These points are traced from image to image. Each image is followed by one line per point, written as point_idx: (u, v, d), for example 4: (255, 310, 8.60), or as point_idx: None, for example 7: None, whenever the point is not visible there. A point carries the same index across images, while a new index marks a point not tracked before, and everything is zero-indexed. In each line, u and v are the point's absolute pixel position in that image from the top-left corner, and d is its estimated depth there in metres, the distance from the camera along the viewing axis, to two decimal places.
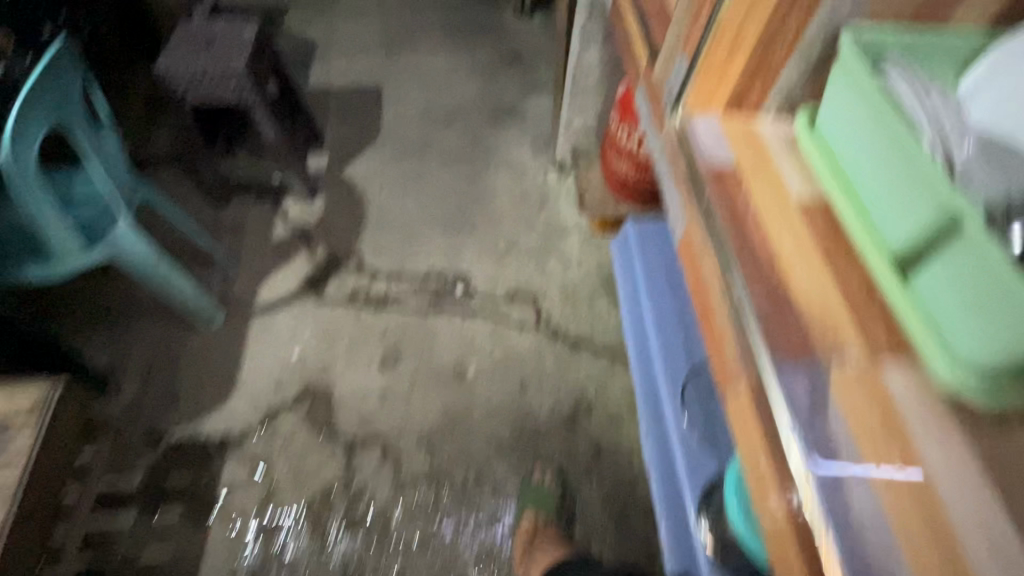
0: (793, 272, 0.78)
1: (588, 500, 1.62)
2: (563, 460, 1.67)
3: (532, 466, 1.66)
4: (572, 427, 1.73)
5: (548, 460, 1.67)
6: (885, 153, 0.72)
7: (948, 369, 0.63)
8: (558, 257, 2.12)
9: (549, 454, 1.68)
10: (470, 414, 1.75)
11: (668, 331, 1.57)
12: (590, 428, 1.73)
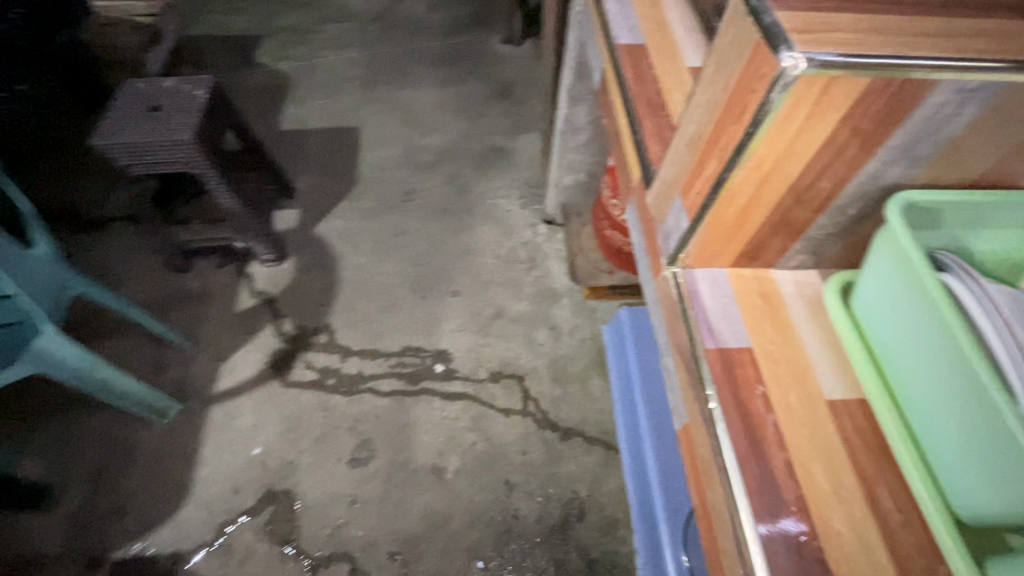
0: (827, 516, 0.60)
1: None
2: None
3: None
4: (562, 535, 1.55)
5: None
6: (952, 387, 0.55)
7: None
8: (548, 326, 1.91)
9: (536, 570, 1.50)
10: (448, 521, 1.57)
11: (667, 441, 1.38)
12: (582, 536, 1.55)
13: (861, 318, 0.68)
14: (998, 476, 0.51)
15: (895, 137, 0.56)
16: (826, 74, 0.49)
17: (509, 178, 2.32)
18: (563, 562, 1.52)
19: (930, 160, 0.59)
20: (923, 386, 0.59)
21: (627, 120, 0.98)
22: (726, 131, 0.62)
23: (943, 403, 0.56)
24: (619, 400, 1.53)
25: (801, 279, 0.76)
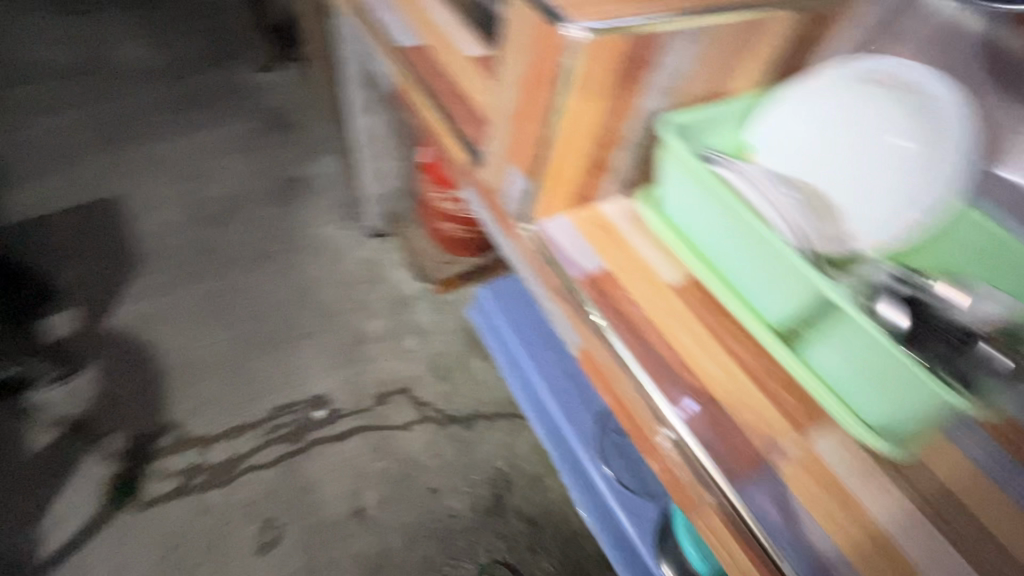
0: (701, 366, 0.78)
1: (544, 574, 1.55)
2: (504, 549, 1.58)
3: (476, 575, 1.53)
4: (499, 510, 1.63)
5: (490, 560, 1.56)
6: (743, 239, 0.77)
7: (866, 432, 0.70)
8: (413, 331, 1.93)
9: (489, 552, 1.57)
10: (388, 553, 1.54)
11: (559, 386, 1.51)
12: (517, 502, 1.65)
13: (672, 216, 0.89)
14: (787, 287, 0.74)
15: (650, 76, 0.74)
16: (599, 40, 0.65)
17: (319, 203, 2.22)
18: (508, 533, 1.60)
19: (675, 89, 0.79)
20: (728, 249, 0.80)
21: (437, 113, 1.06)
22: (537, 100, 0.75)
23: (744, 254, 0.78)
24: (507, 369, 1.63)
25: (620, 200, 0.93)
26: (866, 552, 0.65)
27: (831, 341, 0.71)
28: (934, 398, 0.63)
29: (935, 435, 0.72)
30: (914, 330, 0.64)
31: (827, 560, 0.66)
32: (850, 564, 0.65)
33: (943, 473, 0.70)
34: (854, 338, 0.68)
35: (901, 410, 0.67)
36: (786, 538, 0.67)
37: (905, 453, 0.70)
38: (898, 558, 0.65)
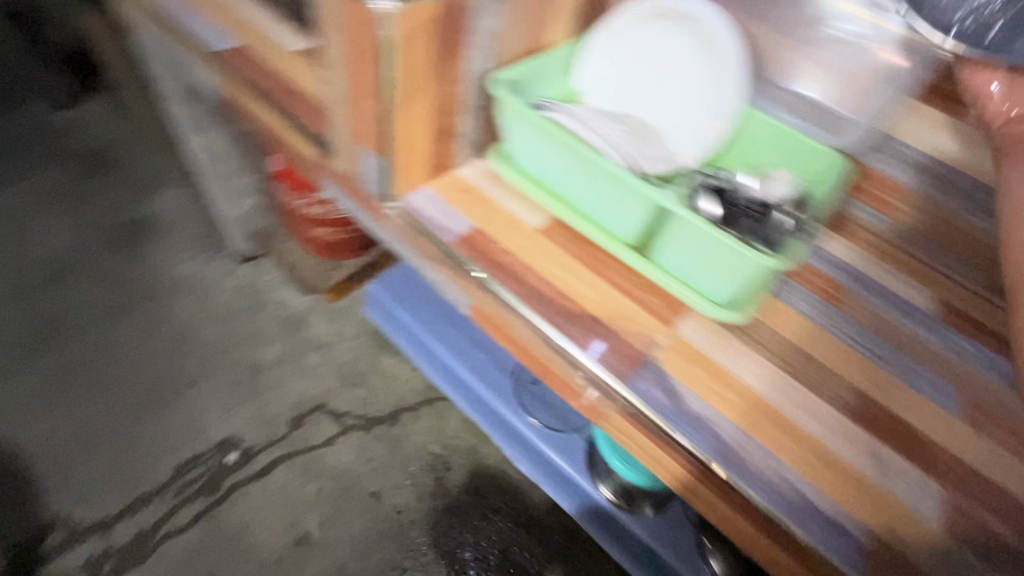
0: (578, 291, 0.86)
1: (501, 535, 1.61)
2: (458, 525, 1.61)
3: (436, 558, 1.57)
4: (444, 491, 1.66)
5: (447, 540, 1.59)
6: (585, 169, 0.86)
7: (715, 309, 0.83)
8: (314, 346, 1.87)
9: (443, 534, 1.60)
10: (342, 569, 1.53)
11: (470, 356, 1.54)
12: (459, 478, 1.69)
13: (523, 166, 0.96)
14: (628, 203, 0.84)
15: (469, 37, 0.79)
16: (408, 8, 0.67)
17: (172, 239, 2.02)
18: (457, 510, 1.64)
19: (496, 47, 0.85)
20: (575, 183, 0.89)
21: (276, 113, 1.04)
22: (367, 77, 0.77)
23: (588, 183, 0.87)
24: (416, 355, 1.63)
25: (475, 163, 0.99)
26: (739, 409, 0.76)
27: (671, 240, 0.83)
28: (752, 266, 0.76)
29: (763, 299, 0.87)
30: (726, 214, 0.77)
31: (714, 426, 0.75)
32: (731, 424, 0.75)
33: (775, 325, 0.87)
34: (686, 232, 0.79)
35: (734, 282, 0.80)
36: (680, 419, 0.75)
37: (746, 318, 0.84)
38: (760, 402, 0.78)
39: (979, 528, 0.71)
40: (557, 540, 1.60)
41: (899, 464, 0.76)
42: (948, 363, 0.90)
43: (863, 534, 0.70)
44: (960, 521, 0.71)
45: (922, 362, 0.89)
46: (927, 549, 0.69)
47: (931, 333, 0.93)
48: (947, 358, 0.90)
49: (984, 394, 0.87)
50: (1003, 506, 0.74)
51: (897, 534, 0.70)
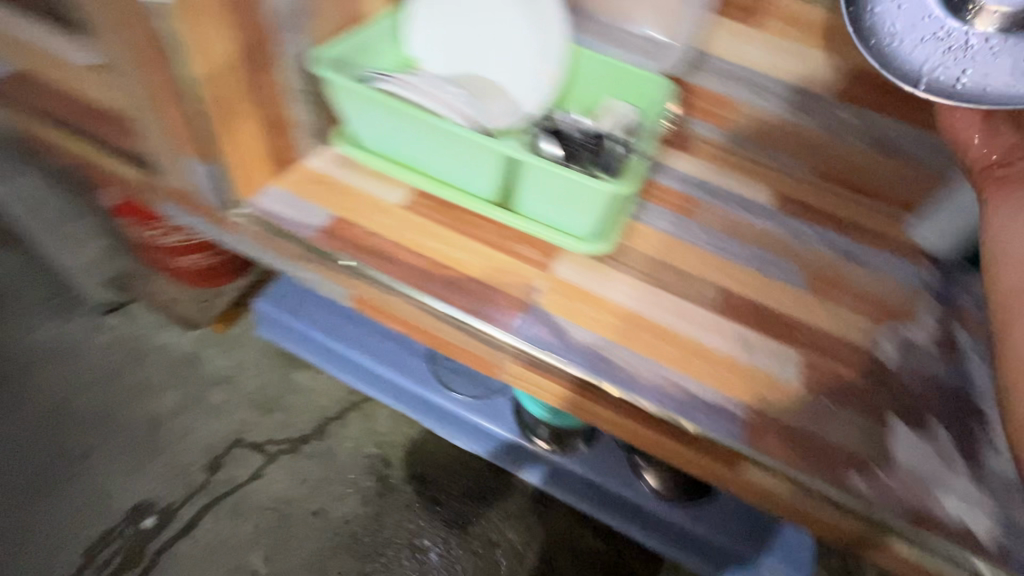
0: (453, 256, 0.87)
1: (456, 512, 1.62)
2: (411, 516, 1.61)
3: (397, 554, 1.55)
4: (389, 488, 1.64)
5: (403, 535, 1.58)
6: (430, 137, 0.86)
7: (581, 243, 0.88)
8: (215, 381, 1.75)
9: (398, 529, 1.59)
10: None
11: (380, 349, 1.51)
12: (403, 470, 1.67)
13: (373, 145, 0.94)
14: (479, 162, 0.86)
15: (270, 18, 0.74)
16: None
17: (15, 307, 1.76)
18: (408, 502, 1.63)
19: (306, 24, 0.81)
20: (426, 152, 0.89)
21: (83, 139, 0.93)
22: (162, 78, 0.71)
23: (438, 150, 0.87)
24: (326, 362, 1.58)
25: (322, 151, 0.96)
26: (618, 327, 0.82)
27: (528, 188, 0.86)
28: (599, 197, 0.81)
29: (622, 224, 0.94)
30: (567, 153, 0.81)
31: (599, 349, 0.80)
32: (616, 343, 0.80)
33: (637, 245, 0.94)
34: (537, 178, 0.83)
35: (591, 216, 0.85)
36: (569, 350, 0.79)
37: (611, 244, 0.90)
38: (639, 319, 0.84)
39: (824, 376, 0.83)
40: (512, 500, 1.65)
41: (758, 340, 0.86)
42: (784, 246, 1.03)
43: (741, 408, 0.77)
44: (809, 374, 0.83)
45: (762, 250, 1.01)
46: (791, 404, 0.79)
47: (766, 225, 1.06)
48: (784, 242, 1.04)
49: (815, 265, 1.01)
50: (841, 353, 0.87)
51: (768, 401, 0.79)
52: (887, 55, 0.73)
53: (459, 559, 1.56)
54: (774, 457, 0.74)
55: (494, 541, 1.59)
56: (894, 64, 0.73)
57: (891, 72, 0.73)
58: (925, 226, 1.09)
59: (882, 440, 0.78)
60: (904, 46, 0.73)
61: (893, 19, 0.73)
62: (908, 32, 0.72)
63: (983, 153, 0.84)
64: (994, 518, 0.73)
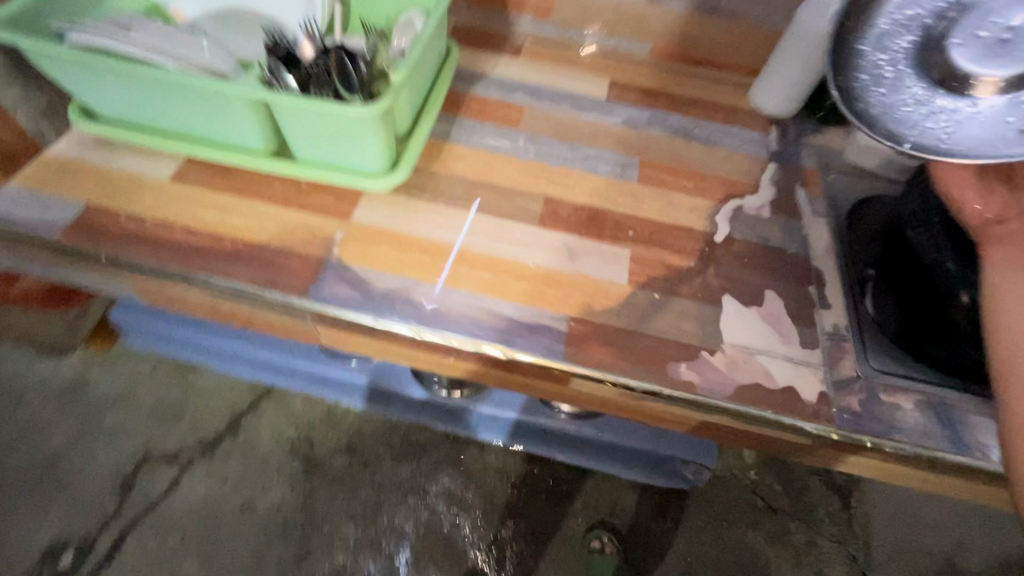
0: (233, 224, 0.77)
1: (387, 471, 1.52)
2: (343, 488, 1.50)
3: (336, 527, 1.45)
4: (313, 467, 1.53)
5: (337, 506, 1.48)
6: (159, 90, 0.71)
7: (372, 181, 0.78)
8: (102, 403, 1.57)
9: (330, 502, 1.49)
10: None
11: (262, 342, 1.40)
12: (325, 446, 1.56)
13: (114, 115, 0.79)
14: (226, 110, 0.72)
15: None
16: None
17: None
18: (337, 476, 1.52)
19: None
20: (167, 110, 0.75)
21: None
22: None
23: (176, 104, 0.73)
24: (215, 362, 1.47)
25: (66, 134, 0.82)
26: (426, 265, 0.76)
27: (290, 129, 0.73)
28: (351, 121, 0.69)
29: (418, 151, 0.83)
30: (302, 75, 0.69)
31: (407, 295, 0.73)
32: (424, 285, 0.74)
33: (449, 170, 0.86)
34: (292, 116, 0.70)
35: (370, 148, 0.74)
36: (373, 301, 0.72)
37: (406, 172, 0.80)
38: (449, 252, 0.77)
39: (654, 270, 0.79)
40: (445, 447, 1.54)
41: (584, 246, 0.80)
42: (618, 139, 0.96)
43: (563, 323, 0.72)
44: (639, 271, 0.79)
45: (595, 149, 0.94)
46: (618, 307, 0.75)
47: (600, 120, 0.98)
48: (619, 134, 0.97)
49: (651, 154, 0.95)
50: (675, 242, 0.83)
51: (593, 308, 0.74)
52: (870, 127, 0.56)
53: (399, 520, 1.46)
54: (600, 366, 0.69)
55: (437, 490, 1.49)
56: (877, 127, 0.57)
57: (874, 133, 0.56)
58: (763, 90, 1.03)
59: (714, 322, 0.75)
60: (889, 112, 0.57)
61: (872, 87, 0.56)
62: (892, 105, 0.56)
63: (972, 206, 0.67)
64: (825, 377, 0.72)
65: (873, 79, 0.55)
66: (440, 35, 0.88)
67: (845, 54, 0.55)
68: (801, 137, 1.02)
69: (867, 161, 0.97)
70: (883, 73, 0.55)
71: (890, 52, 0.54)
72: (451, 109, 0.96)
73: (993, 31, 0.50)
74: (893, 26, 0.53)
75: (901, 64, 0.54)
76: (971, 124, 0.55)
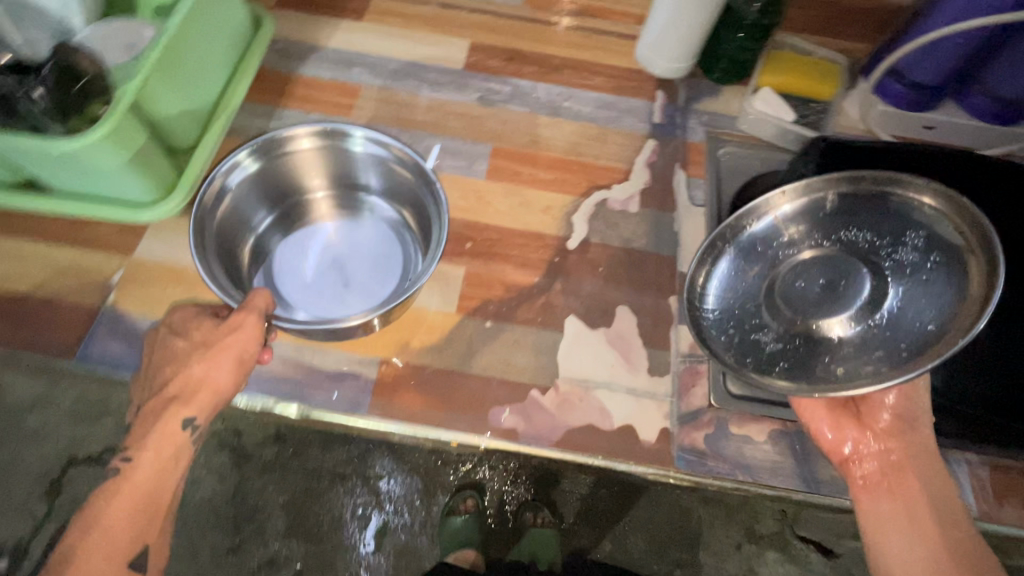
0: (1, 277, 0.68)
1: (382, 460, 0.85)
2: (301, 476, 0.85)
3: (284, 514, 0.84)
4: (240, 460, 0.85)
5: (289, 491, 0.84)
6: None
7: (144, 214, 0.66)
8: (261, 181, 0.70)
9: (283, 492, 0.84)
10: None
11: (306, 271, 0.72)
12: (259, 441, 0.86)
13: None
14: None
15: None
16: None
17: None
18: (271, 465, 0.85)
19: None
20: None
21: None
22: None
23: None
24: (325, 291, 0.70)
25: None
26: (296, 263, 0.72)
27: (24, 163, 0.60)
28: (70, 151, 0.55)
29: (199, 170, 0.69)
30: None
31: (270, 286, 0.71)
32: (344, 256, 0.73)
33: None
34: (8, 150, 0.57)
35: (125, 175, 0.61)
36: (312, 263, 0.72)
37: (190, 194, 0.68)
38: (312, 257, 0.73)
39: (489, 290, 0.69)
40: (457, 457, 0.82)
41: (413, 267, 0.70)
42: (470, 124, 0.82)
43: (373, 368, 0.64)
44: (473, 293, 0.69)
45: (441, 138, 0.81)
46: (441, 342, 0.66)
47: (453, 98, 0.84)
48: (474, 115, 0.83)
49: (509, 138, 0.81)
50: (522, 250, 0.72)
51: (412, 345, 0.66)
52: (715, 339, 0.56)
53: (344, 510, 0.84)
54: (410, 418, 0.63)
55: (433, 480, 0.85)
56: (717, 305, 0.58)
57: (709, 307, 0.58)
58: (650, 48, 0.85)
59: (551, 351, 0.66)
60: (729, 295, 0.58)
61: (728, 290, 0.58)
62: (737, 301, 0.57)
63: (829, 439, 0.57)
64: (670, 411, 0.64)
65: (729, 286, 0.58)
66: (224, 18, 0.71)
67: (721, 254, 0.59)
68: (691, 102, 0.87)
69: (764, 131, 0.83)
70: (744, 266, 0.58)
71: (754, 259, 0.58)
72: (270, 100, 0.82)
73: (813, 287, 0.54)
74: (769, 233, 0.59)
75: (747, 278, 0.58)
76: (808, 369, 0.53)
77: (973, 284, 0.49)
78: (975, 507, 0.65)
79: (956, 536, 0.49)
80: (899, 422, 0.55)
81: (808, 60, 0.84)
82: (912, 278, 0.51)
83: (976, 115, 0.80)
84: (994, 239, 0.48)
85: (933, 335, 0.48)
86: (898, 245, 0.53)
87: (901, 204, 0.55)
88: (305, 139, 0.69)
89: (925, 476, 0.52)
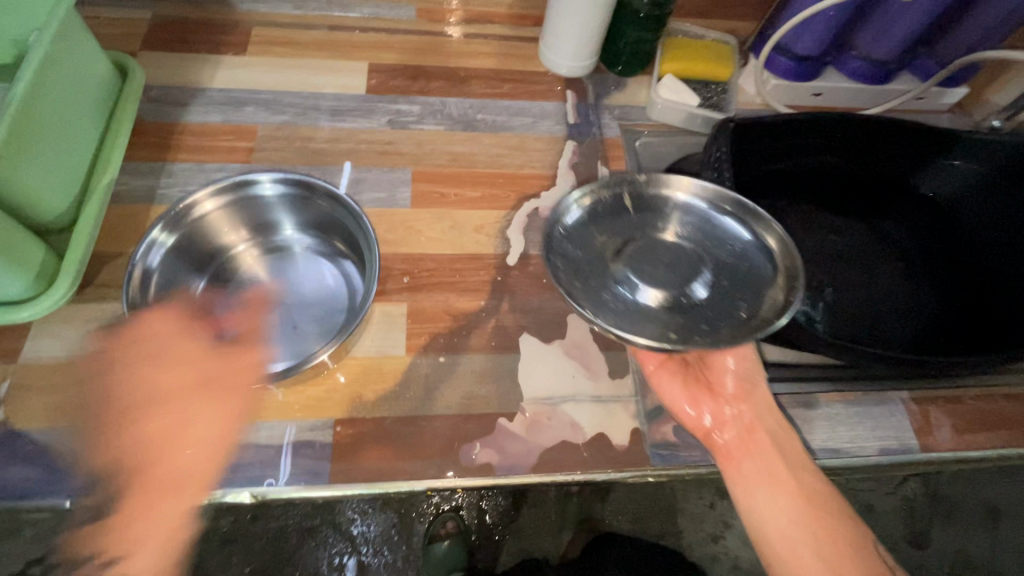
0: None
1: None
2: None
3: None
4: None
5: None
6: None
7: (26, 311, 0.57)
8: (181, 251, 0.63)
9: None
10: None
11: (263, 323, 0.65)
12: None
13: None
14: None
15: None
16: None
17: None
18: None
19: None
20: None
21: None
22: None
23: None
24: (290, 335, 0.64)
25: None
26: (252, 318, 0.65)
27: None
28: None
29: (83, 249, 0.61)
30: None
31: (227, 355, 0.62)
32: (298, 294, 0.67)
33: None
34: None
35: None
36: (268, 311, 0.65)
37: (78, 277, 0.60)
38: (266, 306, 0.66)
39: (436, 323, 0.66)
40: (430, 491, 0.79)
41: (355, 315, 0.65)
42: (384, 151, 0.78)
43: (328, 431, 0.60)
44: (419, 329, 0.66)
45: (356, 171, 0.76)
46: (395, 388, 0.63)
47: (360, 126, 0.79)
48: (385, 141, 0.79)
49: (427, 160, 0.78)
50: (462, 275, 0.70)
51: (365, 398, 0.62)
52: (561, 271, 0.58)
53: None
54: (374, 475, 0.59)
55: None
56: (568, 251, 0.62)
57: (559, 248, 0.61)
58: (554, 50, 0.85)
59: (511, 375, 0.65)
60: (579, 248, 0.62)
61: (578, 244, 0.63)
62: (585, 254, 0.62)
63: (690, 416, 0.60)
64: (636, 409, 0.64)
65: (580, 239, 0.63)
66: (82, 74, 0.63)
67: (584, 214, 0.65)
68: (601, 99, 0.88)
69: (673, 118, 0.85)
70: (600, 233, 0.64)
71: (607, 224, 0.65)
72: (155, 155, 0.74)
73: (646, 263, 0.63)
74: (626, 207, 0.66)
75: (597, 238, 0.64)
76: (634, 319, 0.58)
77: (774, 293, 0.59)
78: (913, 437, 0.71)
79: (807, 476, 0.54)
80: (742, 384, 0.61)
81: (701, 45, 0.87)
82: (726, 276, 0.62)
83: (855, 77, 0.87)
84: (795, 261, 0.60)
85: (736, 321, 0.58)
86: (722, 247, 0.64)
87: (736, 216, 0.64)
88: (213, 198, 0.63)
89: (771, 429, 0.58)
